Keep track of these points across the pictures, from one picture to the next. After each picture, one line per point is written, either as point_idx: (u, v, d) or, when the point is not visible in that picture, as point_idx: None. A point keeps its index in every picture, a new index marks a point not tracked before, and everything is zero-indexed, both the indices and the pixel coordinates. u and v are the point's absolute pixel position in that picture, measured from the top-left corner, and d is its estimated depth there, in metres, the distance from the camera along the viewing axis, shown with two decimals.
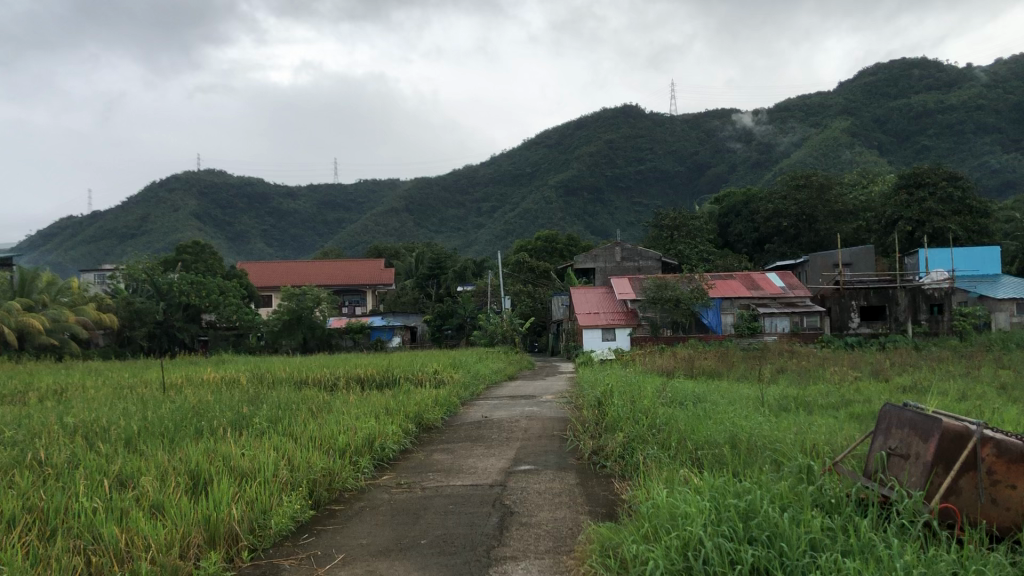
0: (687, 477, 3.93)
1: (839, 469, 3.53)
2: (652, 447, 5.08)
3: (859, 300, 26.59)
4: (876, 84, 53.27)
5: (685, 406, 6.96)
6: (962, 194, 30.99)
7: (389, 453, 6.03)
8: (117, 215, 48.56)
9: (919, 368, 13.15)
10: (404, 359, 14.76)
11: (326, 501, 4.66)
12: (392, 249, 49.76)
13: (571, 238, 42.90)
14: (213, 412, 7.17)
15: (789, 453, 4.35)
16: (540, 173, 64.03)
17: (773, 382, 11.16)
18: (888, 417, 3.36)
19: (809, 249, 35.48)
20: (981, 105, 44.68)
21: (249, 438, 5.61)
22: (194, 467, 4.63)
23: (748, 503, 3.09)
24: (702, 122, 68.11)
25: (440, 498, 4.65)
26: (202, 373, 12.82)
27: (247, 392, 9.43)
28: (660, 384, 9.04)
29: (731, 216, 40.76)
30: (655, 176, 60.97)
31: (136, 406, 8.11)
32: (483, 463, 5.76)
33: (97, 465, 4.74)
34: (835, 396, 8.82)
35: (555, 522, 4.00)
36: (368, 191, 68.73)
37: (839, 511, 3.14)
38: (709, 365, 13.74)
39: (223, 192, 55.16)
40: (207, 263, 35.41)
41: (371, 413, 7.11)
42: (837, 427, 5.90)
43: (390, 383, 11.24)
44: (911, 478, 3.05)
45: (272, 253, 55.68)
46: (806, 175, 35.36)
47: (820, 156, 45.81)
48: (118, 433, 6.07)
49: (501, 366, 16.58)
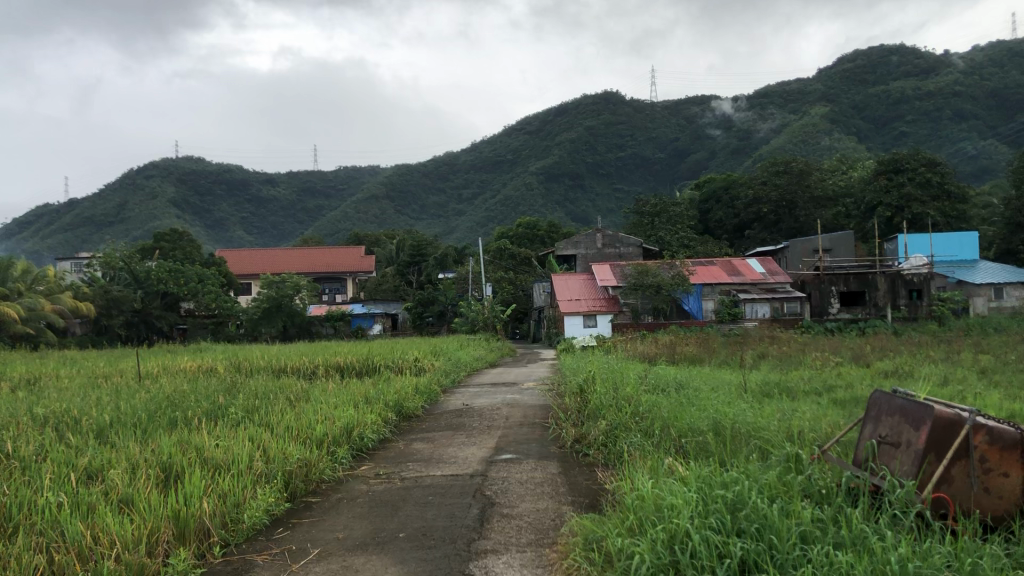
0: (671, 467, 3.84)
1: (828, 456, 3.45)
2: (636, 434, 4.99)
3: (839, 286, 26.52)
4: (855, 70, 53.32)
5: (667, 393, 6.88)
6: (941, 180, 31.06)
7: (368, 442, 5.90)
8: (94, 202, 48.01)
9: (898, 353, 13.19)
10: (385, 346, 14.68)
11: (302, 493, 4.55)
12: (372, 236, 49.54)
13: (552, 225, 42.89)
14: (188, 402, 7.02)
15: (775, 442, 4.27)
16: (521, 160, 63.93)
17: (754, 368, 11.12)
18: (877, 404, 3.29)
19: (789, 234, 35.60)
20: (958, 92, 44.94)
21: (224, 429, 5.48)
22: (167, 459, 4.50)
23: (736, 494, 2.99)
24: (682, 109, 68.11)
25: (420, 489, 4.55)
26: (180, 362, 12.67)
27: (223, 381, 9.28)
28: (643, 370, 8.96)
29: (711, 202, 40.86)
30: (635, 162, 61.01)
31: (110, 396, 7.94)
32: (464, 453, 5.66)
33: (66, 458, 4.60)
34: (818, 382, 8.80)
35: (537, 513, 3.91)
36: (348, 177, 68.39)
37: (828, 501, 3.06)
38: (690, 351, 13.73)
39: (202, 178, 54.64)
40: (185, 250, 35.05)
41: (350, 402, 6.99)
42: (821, 413, 5.85)
43: (372, 371, 11.11)
44: (903, 466, 2.97)
45: (252, 241, 55.23)
46: (786, 162, 35.42)
47: (799, 142, 45.87)
48: (89, 425, 5.92)
49: (482, 353, 16.53)
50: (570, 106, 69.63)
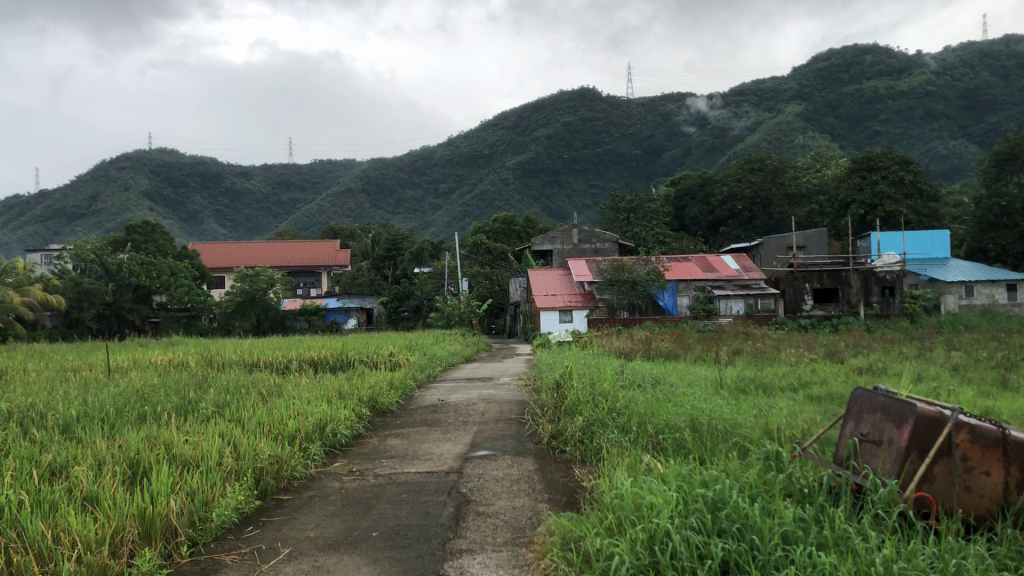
0: (650, 464, 3.78)
1: (808, 454, 3.41)
2: (613, 430, 4.94)
3: (813, 283, 26.70)
4: (829, 70, 53.67)
5: (644, 389, 6.82)
6: (914, 178, 31.31)
7: (342, 438, 5.81)
8: (65, 194, 47.36)
9: (871, 349, 13.20)
10: (357, 342, 14.43)
11: (273, 490, 4.44)
12: (347, 230, 49.26)
13: (528, 220, 42.84)
14: (157, 397, 6.88)
15: (753, 438, 4.24)
16: (497, 155, 63.82)
17: (729, 363, 11.15)
18: (858, 402, 3.25)
19: (763, 231, 35.80)
20: (930, 92, 45.33)
21: (194, 425, 5.37)
22: (135, 455, 4.39)
23: (717, 493, 2.94)
24: (658, 106, 68.24)
25: (394, 487, 4.46)
26: (149, 356, 12.39)
27: (195, 375, 9.15)
28: (620, 366, 8.93)
29: (687, 198, 40.97)
30: (611, 158, 61.12)
31: (77, 390, 7.77)
32: (440, 449, 5.58)
33: (29, 454, 4.48)
34: (792, 378, 8.79)
35: (513, 510, 3.86)
36: (323, 171, 68.00)
37: (810, 500, 3.04)
38: (665, 346, 13.70)
39: (175, 170, 54.08)
40: (158, 243, 34.62)
41: (323, 397, 6.89)
42: (796, 409, 5.83)
43: (346, 366, 11.01)
44: (885, 465, 2.93)
45: (226, 234, 54.71)
46: (760, 159, 35.60)
47: (773, 140, 46.11)
48: (56, 419, 5.78)
49: (457, 348, 16.33)
50: (547, 102, 69.57)
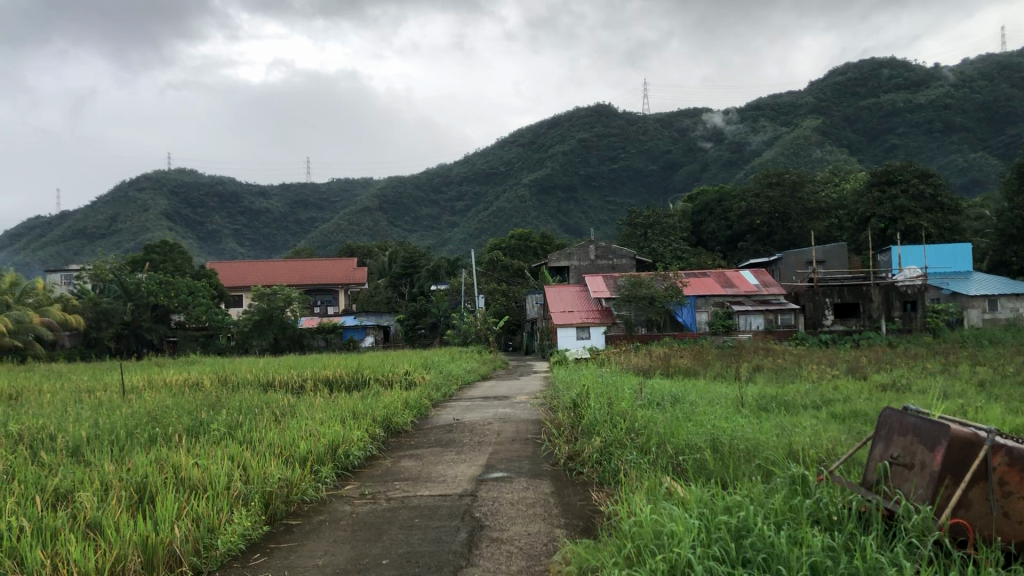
0: (670, 488, 3.63)
1: (835, 478, 3.27)
2: (632, 451, 4.79)
3: (833, 298, 26.36)
4: (846, 84, 53.40)
5: (664, 408, 6.65)
6: (934, 192, 31.03)
7: (353, 460, 5.69)
8: (86, 215, 47.72)
9: (895, 366, 12.95)
10: (375, 360, 14.31)
11: (282, 514, 4.32)
12: (364, 248, 49.33)
13: (545, 236, 42.76)
14: (169, 418, 6.79)
15: (777, 460, 4.10)
16: (513, 172, 63.82)
17: (750, 381, 10.96)
18: (888, 423, 3.11)
19: (782, 246, 35.55)
20: (949, 105, 44.96)
21: (204, 446, 5.27)
22: (141, 479, 4.29)
23: (741, 520, 2.83)
24: (674, 121, 68.10)
25: (406, 511, 4.33)
26: (166, 376, 12.37)
27: (210, 395, 9.06)
28: (638, 384, 8.76)
29: (704, 213, 40.73)
30: (627, 174, 60.99)
31: (90, 412, 7.69)
32: (454, 470, 5.47)
33: (37, 478, 4.38)
34: (815, 395, 8.60)
35: (529, 537, 3.72)
36: (341, 190, 68.27)
37: (840, 526, 2.90)
38: (685, 364, 13.52)
39: (194, 191, 54.45)
40: (176, 262, 34.75)
41: (336, 417, 6.80)
42: (822, 428, 5.65)
43: (360, 385, 10.89)
44: (918, 490, 2.77)
45: (245, 253, 54.93)
46: (778, 174, 35.39)
47: (791, 155, 45.82)
48: (66, 442, 5.69)
49: (474, 366, 16.27)
50: (563, 119, 69.61)
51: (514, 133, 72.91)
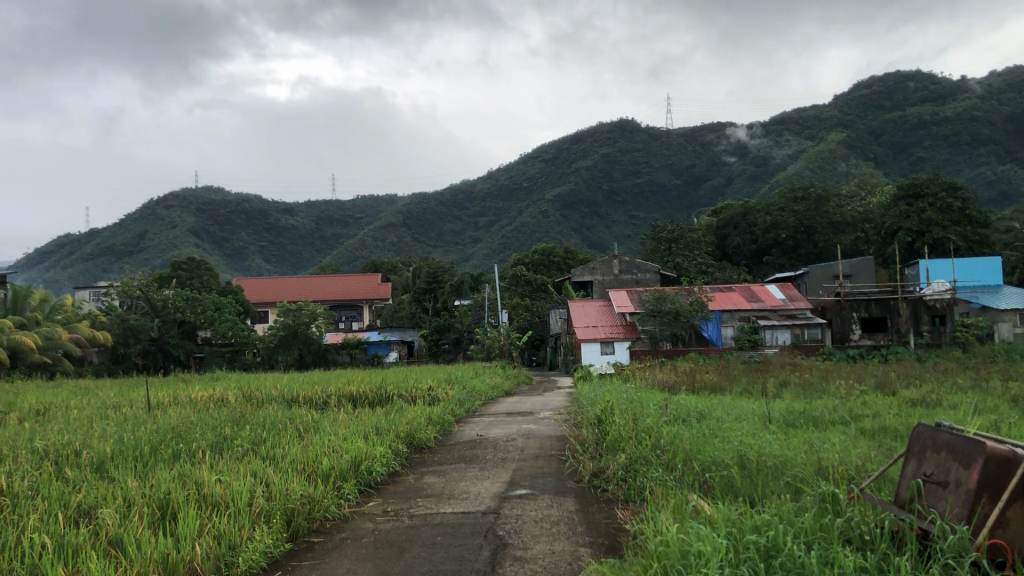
0: (697, 506, 3.56)
1: (867, 496, 3.19)
2: (658, 469, 4.72)
3: (861, 312, 26.14)
4: (871, 97, 53.05)
5: (689, 424, 6.56)
6: (962, 205, 30.69)
7: (376, 476, 5.66)
8: (114, 232, 48.26)
9: (927, 381, 12.70)
10: (399, 376, 14.30)
11: (304, 531, 4.29)
12: (388, 264, 49.48)
13: (569, 251, 42.71)
14: (192, 434, 6.80)
15: (806, 478, 4.02)
16: (536, 187, 63.88)
17: (777, 397, 10.77)
18: (920, 440, 3.03)
19: (808, 260, 35.27)
20: (976, 117, 44.52)
21: (228, 462, 5.26)
22: (164, 496, 4.28)
23: (770, 540, 2.78)
24: (697, 136, 67.87)
25: (428, 529, 4.28)
26: (192, 392, 12.38)
27: (235, 411, 9.07)
28: (663, 400, 8.63)
29: (729, 227, 40.50)
30: (651, 189, 60.83)
31: (116, 428, 7.71)
32: (476, 487, 5.41)
33: (62, 494, 4.38)
34: (843, 411, 8.46)
35: (553, 555, 3.67)
36: (365, 207, 68.63)
37: (872, 546, 2.83)
38: (711, 379, 13.33)
39: (221, 208, 54.93)
40: (203, 279, 34.98)
41: (359, 433, 6.77)
42: (852, 445, 5.54)
43: (383, 401, 10.84)
44: (953, 508, 2.69)
45: (270, 269, 55.25)
46: (803, 187, 35.16)
47: (816, 168, 45.50)
48: (90, 458, 5.70)
49: (498, 381, 16.17)
50: (586, 134, 69.60)
51: (537, 149, 73.05)
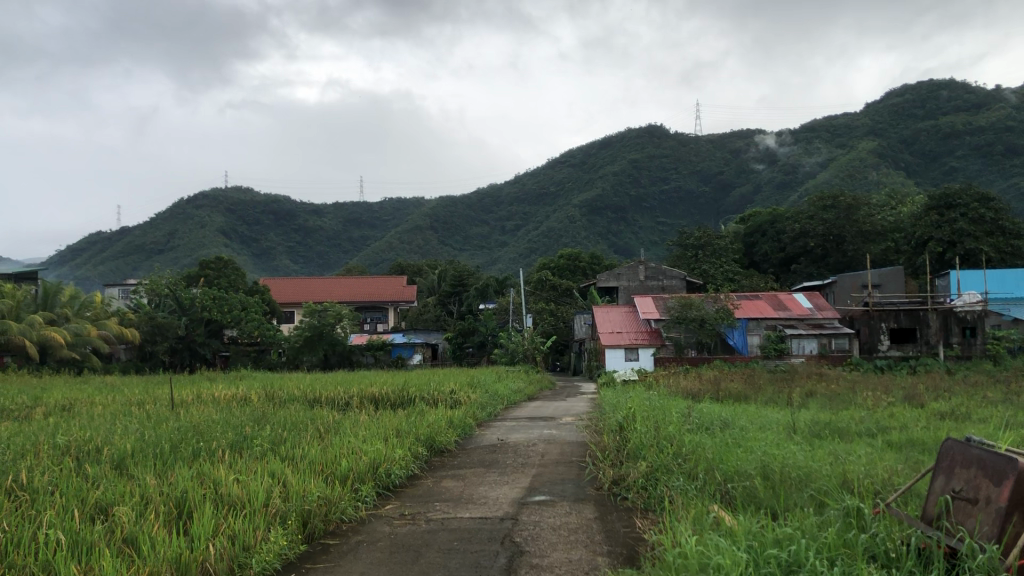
0: (718, 518, 3.50)
1: (892, 510, 3.11)
2: (679, 477, 4.65)
3: (889, 322, 25.69)
4: (903, 106, 52.52)
5: (712, 432, 6.49)
6: (995, 216, 30.26)
7: (395, 479, 5.63)
8: (145, 231, 48.75)
9: (955, 394, 12.52)
10: (423, 377, 14.33)
11: (320, 534, 4.27)
12: (414, 266, 49.60)
13: (594, 257, 42.58)
14: (214, 432, 6.81)
15: (831, 491, 3.94)
16: (564, 192, 63.82)
17: (802, 407, 10.68)
18: (949, 455, 2.94)
19: (836, 269, 34.91)
20: (1010, 127, 43.98)
21: (247, 462, 5.26)
22: (181, 493, 4.28)
23: (792, 554, 2.72)
24: (726, 143, 67.50)
25: (446, 534, 4.23)
26: (216, 390, 12.47)
27: (258, 411, 9.09)
28: (687, 407, 8.58)
29: (757, 235, 40.17)
30: (678, 196, 60.53)
31: (137, 425, 7.73)
32: (495, 492, 5.36)
33: (80, 492, 4.37)
34: (869, 422, 8.36)
35: (570, 564, 3.61)
36: (393, 210, 68.85)
37: (898, 565, 2.74)
38: (736, 388, 13.19)
39: (249, 208, 55.40)
40: (230, 278, 35.21)
41: (379, 435, 6.76)
42: (876, 457, 5.44)
43: (405, 404, 10.82)
44: (982, 527, 2.60)
45: (298, 270, 55.57)
46: (833, 196, 34.82)
47: (846, 176, 45.10)
48: (111, 455, 5.72)
49: (522, 386, 16.15)
50: (614, 140, 69.45)
51: (564, 154, 72.98)
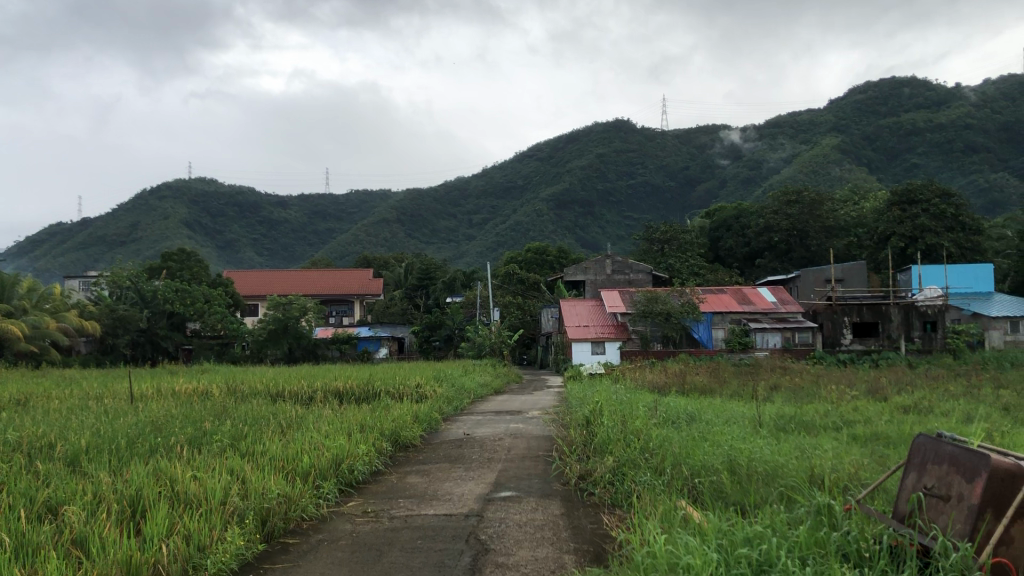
0: (687, 515, 3.44)
1: (863, 507, 3.07)
2: (645, 472, 4.61)
3: (852, 317, 25.87)
4: (867, 102, 53.06)
5: (679, 427, 6.45)
6: (955, 211, 30.63)
7: (359, 475, 5.52)
8: (106, 222, 47.93)
9: (916, 387, 12.65)
10: (388, 371, 14.12)
11: (280, 533, 4.15)
12: (380, 259, 49.26)
13: (561, 250, 42.55)
14: (172, 428, 6.65)
15: (800, 487, 3.91)
16: (531, 186, 63.76)
17: (767, 400, 10.71)
18: (920, 451, 2.91)
19: (800, 264, 35.21)
20: (970, 125, 44.72)
21: (206, 458, 5.13)
22: (136, 492, 4.13)
23: (763, 553, 2.67)
24: (692, 138, 67.88)
25: (408, 532, 4.14)
26: (175, 385, 12.18)
27: (218, 405, 8.90)
28: (652, 400, 8.54)
29: (722, 230, 40.37)
30: (645, 190, 60.71)
31: (94, 420, 7.52)
32: (460, 488, 5.28)
33: (29, 490, 4.21)
34: (834, 415, 8.39)
35: (536, 562, 3.53)
36: (359, 203, 68.37)
37: (870, 564, 2.69)
38: (701, 381, 13.21)
39: (213, 200, 54.68)
40: (193, 270, 34.69)
41: (342, 429, 6.64)
42: (842, 451, 5.43)
43: (370, 398, 10.68)
44: (955, 524, 2.55)
45: (262, 262, 54.97)
46: (797, 191, 35.06)
47: (810, 172, 45.50)
48: (64, 451, 5.55)
49: (488, 380, 16.01)
50: (581, 134, 69.53)
51: (531, 148, 72.90)
